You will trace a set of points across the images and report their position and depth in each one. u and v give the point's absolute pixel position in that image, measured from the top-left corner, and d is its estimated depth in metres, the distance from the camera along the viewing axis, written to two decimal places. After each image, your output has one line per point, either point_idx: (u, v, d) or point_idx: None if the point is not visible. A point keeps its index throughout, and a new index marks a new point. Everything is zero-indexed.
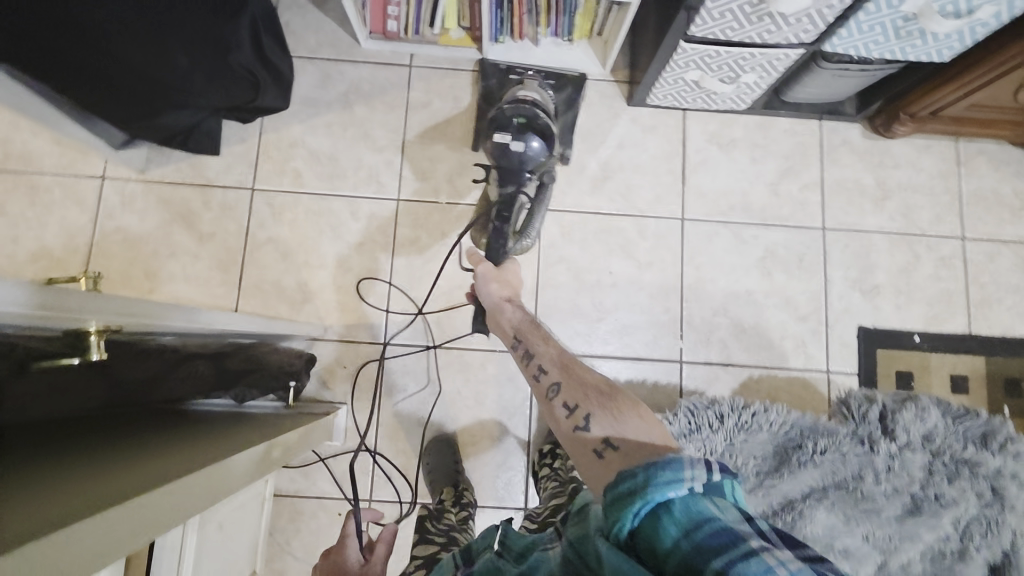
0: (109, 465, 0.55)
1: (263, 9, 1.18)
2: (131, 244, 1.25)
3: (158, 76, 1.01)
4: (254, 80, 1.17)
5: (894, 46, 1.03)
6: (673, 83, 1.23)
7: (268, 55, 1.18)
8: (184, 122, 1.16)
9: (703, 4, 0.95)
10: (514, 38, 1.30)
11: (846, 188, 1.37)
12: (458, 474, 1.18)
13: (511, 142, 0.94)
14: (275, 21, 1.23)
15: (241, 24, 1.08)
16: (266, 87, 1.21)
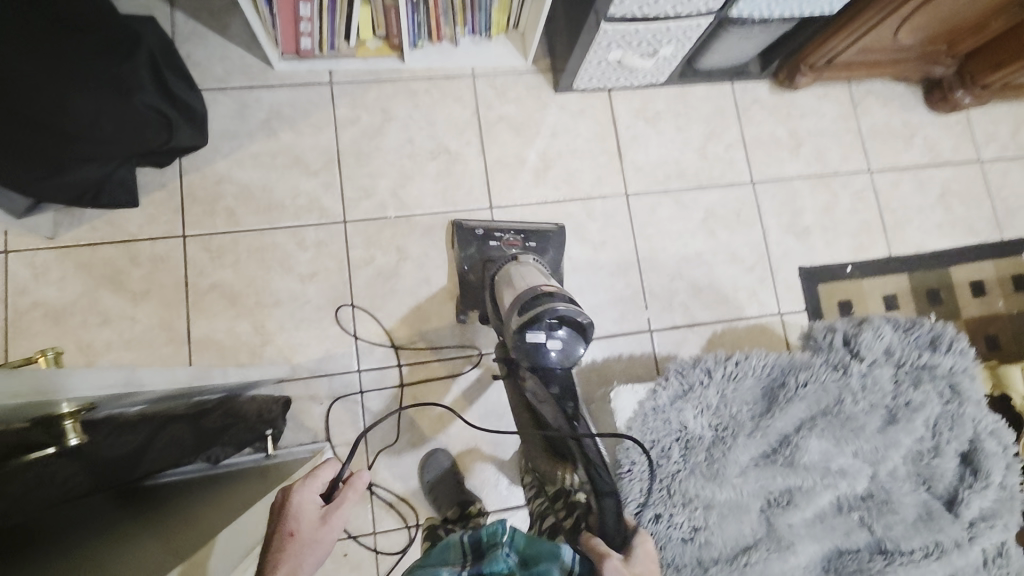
0: (89, 569, 0.49)
1: (160, 43, 1.10)
2: (56, 318, 1.13)
3: (55, 124, 0.91)
4: (166, 119, 1.07)
5: (791, 3, 1.12)
6: (597, 66, 1.26)
7: (175, 91, 1.10)
8: (99, 173, 1.05)
9: None
10: (432, 41, 1.29)
11: (765, 142, 1.47)
12: (464, 494, 1.16)
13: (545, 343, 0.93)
14: (175, 56, 1.15)
15: (140, 61, 1.00)
16: (180, 125, 1.12)
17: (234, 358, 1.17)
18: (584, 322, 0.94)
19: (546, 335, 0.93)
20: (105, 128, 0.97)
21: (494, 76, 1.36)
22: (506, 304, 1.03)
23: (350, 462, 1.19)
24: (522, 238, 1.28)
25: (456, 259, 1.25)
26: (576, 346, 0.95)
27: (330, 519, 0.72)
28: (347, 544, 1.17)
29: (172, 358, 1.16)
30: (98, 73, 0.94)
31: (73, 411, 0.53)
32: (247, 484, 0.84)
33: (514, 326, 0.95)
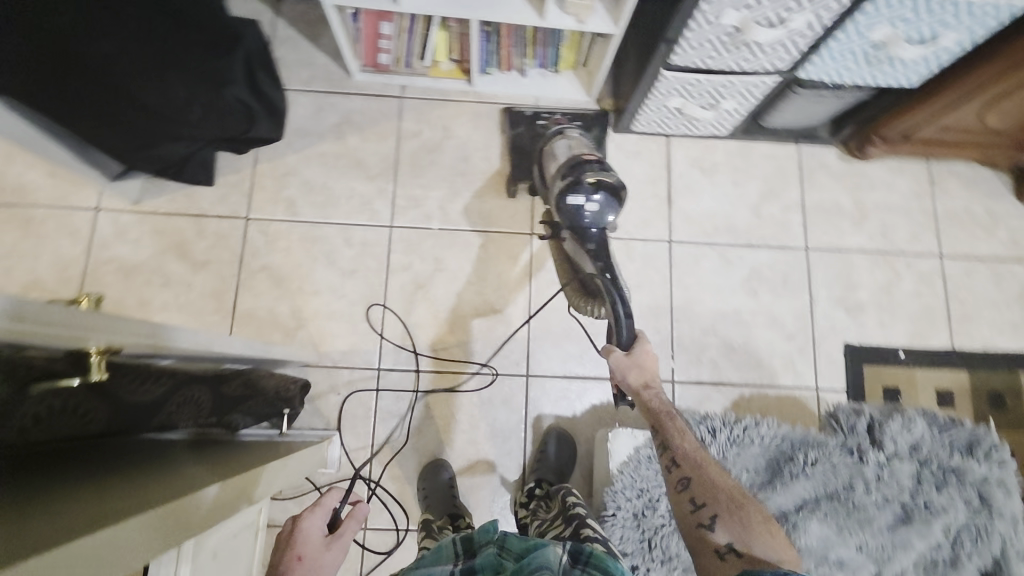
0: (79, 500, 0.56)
1: (259, 42, 1.20)
2: (126, 274, 1.26)
3: (155, 108, 1.02)
4: (248, 111, 1.20)
5: (865, 71, 1.10)
6: (657, 110, 1.27)
7: (262, 88, 1.22)
8: (183, 151, 1.18)
9: (683, 36, 1.01)
10: (502, 69, 1.35)
11: (826, 209, 1.42)
12: (455, 504, 1.16)
13: (585, 203, 0.99)
14: (270, 56, 1.26)
15: (237, 60, 1.12)
16: (260, 118, 1.24)
17: (268, 336, 1.25)
18: (615, 181, 1.00)
19: (584, 199, 0.99)
20: (192, 109, 1.08)
21: (556, 108, 1.40)
22: (552, 174, 1.10)
23: (354, 455, 1.22)
24: (567, 119, 1.36)
25: (506, 139, 1.37)
26: (608, 208, 1.00)
27: (333, 546, 0.92)
28: None
29: (215, 327, 1.25)
30: (196, 63, 1.04)
31: (99, 349, 0.57)
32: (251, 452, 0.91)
33: (558, 190, 1.02)
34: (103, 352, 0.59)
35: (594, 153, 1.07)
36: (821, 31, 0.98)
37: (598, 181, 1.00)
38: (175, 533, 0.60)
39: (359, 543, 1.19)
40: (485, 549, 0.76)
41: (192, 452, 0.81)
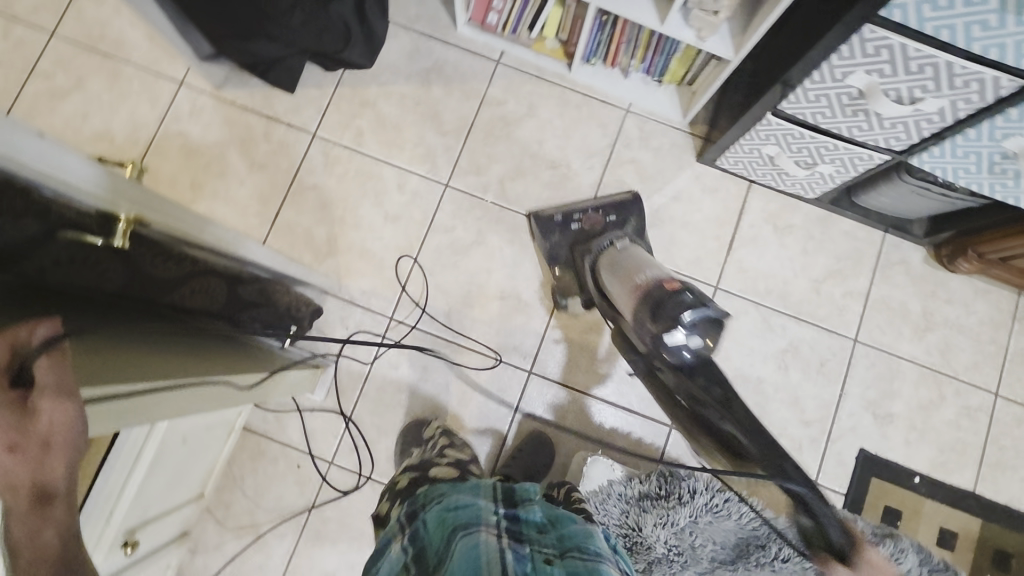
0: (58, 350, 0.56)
1: None
2: (188, 152, 1.29)
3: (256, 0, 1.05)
4: (347, 32, 1.18)
5: (984, 180, 0.98)
6: (748, 152, 1.20)
7: (368, 14, 1.20)
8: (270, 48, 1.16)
9: (802, 83, 0.94)
10: (605, 64, 1.30)
11: (890, 307, 1.32)
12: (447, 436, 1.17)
13: (678, 337, 0.93)
14: None
15: None
16: (356, 42, 1.22)
17: (299, 253, 1.27)
18: (693, 310, 0.93)
19: (680, 333, 0.93)
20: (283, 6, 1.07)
21: (646, 120, 1.34)
22: (625, 303, 1.06)
23: (342, 392, 1.23)
24: (599, 215, 1.28)
25: (540, 250, 1.27)
26: (693, 341, 0.93)
27: None
28: (303, 459, 1.21)
29: (253, 228, 1.28)
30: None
31: (126, 218, 0.58)
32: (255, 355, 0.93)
33: (653, 330, 0.96)
34: (131, 221, 0.60)
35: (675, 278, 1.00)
36: (952, 120, 0.89)
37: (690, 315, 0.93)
38: (136, 407, 0.60)
39: (320, 476, 1.20)
40: (528, 505, 0.77)
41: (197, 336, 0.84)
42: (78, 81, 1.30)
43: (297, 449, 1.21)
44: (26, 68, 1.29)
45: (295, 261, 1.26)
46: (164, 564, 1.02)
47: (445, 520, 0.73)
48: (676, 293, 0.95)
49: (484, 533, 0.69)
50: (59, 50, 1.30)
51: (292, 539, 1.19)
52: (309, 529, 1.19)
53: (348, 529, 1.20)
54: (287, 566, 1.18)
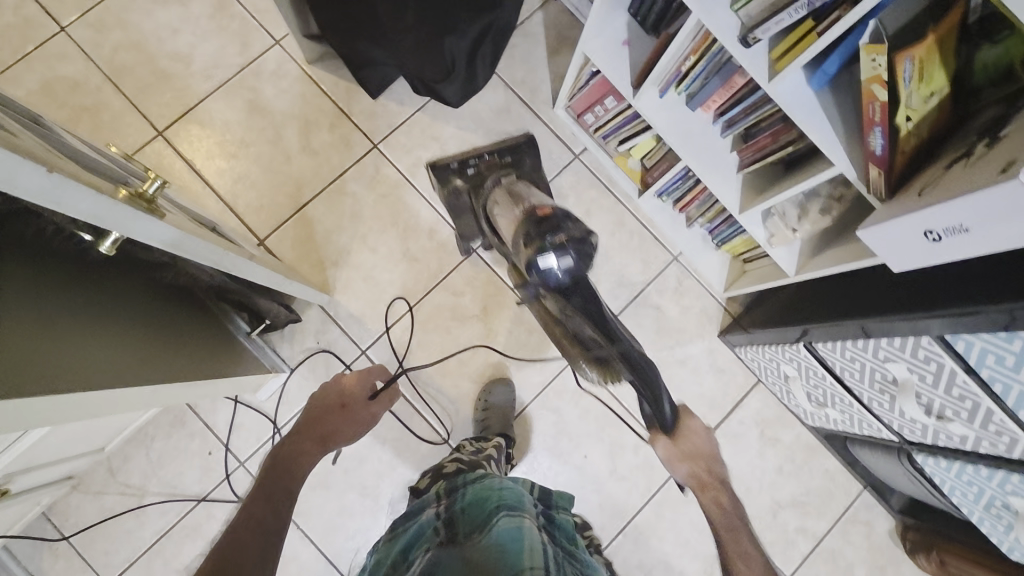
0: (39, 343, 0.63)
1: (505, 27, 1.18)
2: (252, 109, 1.27)
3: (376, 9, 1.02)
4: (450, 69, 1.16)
5: (976, 509, 0.94)
6: (766, 358, 1.17)
7: (476, 61, 1.19)
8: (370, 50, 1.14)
9: (844, 341, 0.90)
10: (675, 205, 1.29)
11: (837, 564, 1.26)
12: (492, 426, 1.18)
13: (547, 265, 1.01)
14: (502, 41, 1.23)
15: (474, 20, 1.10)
16: (454, 82, 1.20)
17: (309, 249, 1.25)
18: (553, 212, 1.05)
19: (551, 263, 1.01)
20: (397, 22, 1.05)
21: (687, 275, 1.33)
22: (507, 236, 1.14)
23: (284, 401, 1.19)
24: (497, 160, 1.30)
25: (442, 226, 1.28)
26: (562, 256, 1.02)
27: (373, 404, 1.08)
28: (216, 449, 1.17)
29: (277, 206, 1.25)
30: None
31: (111, 244, 0.56)
32: (201, 355, 0.95)
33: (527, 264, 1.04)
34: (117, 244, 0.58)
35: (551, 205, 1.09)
36: (969, 451, 0.85)
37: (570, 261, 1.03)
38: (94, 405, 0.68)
39: (226, 471, 1.17)
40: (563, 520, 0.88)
41: (158, 323, 0.86)
42: None
43: (215, 436, 1.17)
44: None
45: (301, 255, 1.24)
46: (32, 501, 0.98)
47: (479, 499, 0.76)
48: (550, 221, 1.04)
49: (526, 520, 0.70)
50: None
51: (170, 520, 1.15)
52: (191, 517, 1.15)
53: None
54: (153, 544, 1.14)
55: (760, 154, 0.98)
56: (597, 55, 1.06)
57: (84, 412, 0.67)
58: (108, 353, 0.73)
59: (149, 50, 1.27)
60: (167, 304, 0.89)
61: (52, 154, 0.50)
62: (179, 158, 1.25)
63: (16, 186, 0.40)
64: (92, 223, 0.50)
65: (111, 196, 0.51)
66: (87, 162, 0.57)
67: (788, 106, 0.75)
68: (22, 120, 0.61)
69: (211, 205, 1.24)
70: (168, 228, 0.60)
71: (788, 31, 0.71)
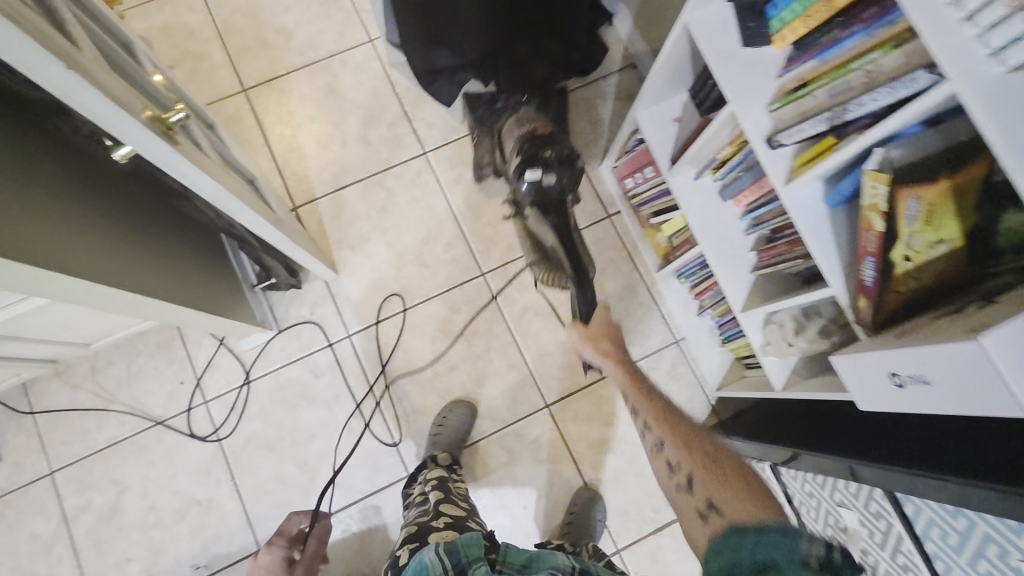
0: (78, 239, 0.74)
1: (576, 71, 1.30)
2: (329, 91, 1.38)
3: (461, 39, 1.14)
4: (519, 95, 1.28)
5: None
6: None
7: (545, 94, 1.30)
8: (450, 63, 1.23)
9: (805, 473, 0.85)
10: (690, 290, 1.27)
11: None
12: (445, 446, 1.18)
13: (535, 179, 1.01)
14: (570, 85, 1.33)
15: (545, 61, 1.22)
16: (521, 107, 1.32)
17: (333, 227, 1.32)
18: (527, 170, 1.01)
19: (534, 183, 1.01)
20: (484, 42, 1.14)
21: (683, 362, 1.30)
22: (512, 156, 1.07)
23: (263, 357, 1.24)
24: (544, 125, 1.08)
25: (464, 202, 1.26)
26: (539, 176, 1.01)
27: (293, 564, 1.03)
28: (188, 381, 1.22)
29: (320, 181, 1.34)
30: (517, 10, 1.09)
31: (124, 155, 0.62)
32: (184, 285, 0.97)
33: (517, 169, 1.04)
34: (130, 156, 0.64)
35: (548, 124, 1.09)
36: None
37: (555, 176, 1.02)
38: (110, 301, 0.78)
39: (188, 404, 1.21)
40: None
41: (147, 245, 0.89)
42: None
43: (191, 368, 1.22)
44: None
45: (326, 230, 1.31)
46: (12, 370, 1.05)
47: None
48: (547, 138, 1.05)
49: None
50: None
51: (125, 433, 1.20)
52: (143, 436, 1.20)
53: (168, 464, 1.19)
54: (102, 450, 1.19)
55: (774, 260, 0.96)
56: (646, 126, 1.10)
57: (59, 295, 0.70)
58: (129, 262, 0.83)
59: (261, 18, 1.41)
60: (156, 235, 0.93)
61: (98, 63, 0.57)
62: (252, 115, 1.36)
63: (31, 71, 0.48)
64: (104, 127, 0.57)
65: (131, 112, 0.58)
66: (140, 79, 0.65)
67: (796, 216, 0.74)
68: (98, 30, 0.69)
69: (264, 163, 1.34)
70: (180, 155, 0.66)
71: (812, 142, 0.71)
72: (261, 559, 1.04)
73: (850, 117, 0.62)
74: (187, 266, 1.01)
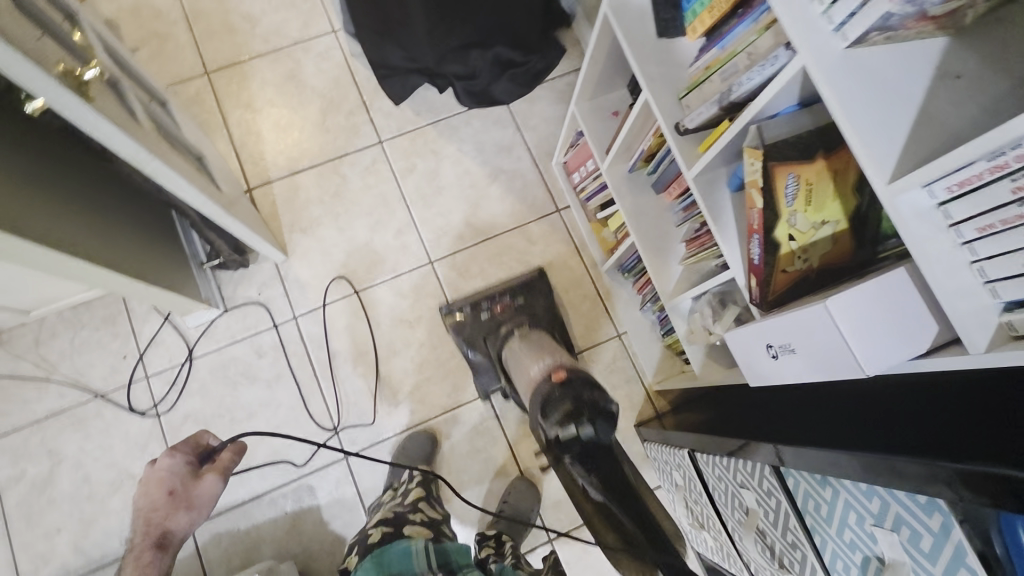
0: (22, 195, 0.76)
1: (531, 66, 1.36)
2: (290, 77, 1.41)
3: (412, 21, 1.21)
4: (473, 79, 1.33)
5: None
6: (664, 460, 1.13)
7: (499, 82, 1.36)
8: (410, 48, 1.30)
9: (713, 459, 0.87)
10: (635, 283, 1.31)
11: None
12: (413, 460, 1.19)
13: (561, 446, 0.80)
14: (528, 79, 1.39)
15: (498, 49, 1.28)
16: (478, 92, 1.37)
17: (286, 210, 1.33)
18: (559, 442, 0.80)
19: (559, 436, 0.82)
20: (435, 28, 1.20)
21: (624, 356, 1.32)
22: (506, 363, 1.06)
23: (208, 334, 1.25)
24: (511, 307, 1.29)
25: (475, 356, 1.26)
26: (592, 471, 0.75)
27: (199, 485, 0.97)
28: (132, 355, 1.23)
29: (276, 165, 1.36)
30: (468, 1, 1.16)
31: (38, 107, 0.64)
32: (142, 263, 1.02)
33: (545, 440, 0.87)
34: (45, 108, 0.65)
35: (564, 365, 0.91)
36: None
37: (594, 431, 0.79)
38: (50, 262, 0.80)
39: (129, 378, 1.22)
40: None
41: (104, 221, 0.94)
42: None
43: (136, 343, 1.24)
44: None
45: (278, 213, 1.33)
46: None
47: None
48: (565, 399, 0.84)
49: None
50: None
51: (64, 405, 1.20)
52: (82, 409, 1.20)
53: (105, 437, 1.20)
54: (39, 420, 1.19)
55: (697, 251, 0.99)
56: (587, 120, 1.13)
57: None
58: (75, 224, 0.86)
59: (227, 4, 1.44)
60: (116, 211, 0.98)
61: (14, 17, 0.59)
62: (212, 98, 1.38)
63: None
64: (12, 77, 0.59)
65: (40, 63, 0.60)
66: (60, 36, 0.67)
67: (701, 199, 0.76)
68: None
69: (221, 145, 1.35)
70: (95, 114, 0.68)
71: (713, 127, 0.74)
72: (160, 463, 0.97)
73: (736, 97, 0.64)
74: (135, 239, 1.03)
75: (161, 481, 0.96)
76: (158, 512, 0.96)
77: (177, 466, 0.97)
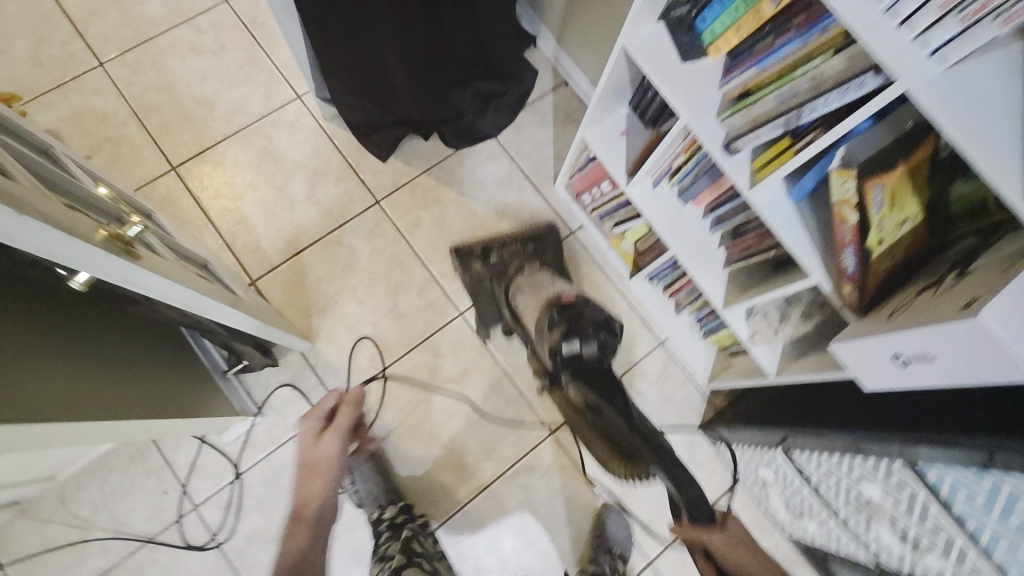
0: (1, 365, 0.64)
1: (507, 93, 1.35)
2: (266, 155, 1.33)
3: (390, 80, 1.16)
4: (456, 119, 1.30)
5: None
6: (745, 457, 1.14)
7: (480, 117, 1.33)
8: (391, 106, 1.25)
9: (820, 454, 0.89)
10: (664, 290, 1.29)
11: None
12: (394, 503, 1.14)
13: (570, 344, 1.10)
14: (507, 106, 1.37)
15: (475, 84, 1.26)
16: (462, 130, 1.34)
17: (298, 294, 1.26)
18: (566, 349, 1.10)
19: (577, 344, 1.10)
20: (420, 91, 1.19)
21: (672, 361, 1.32)
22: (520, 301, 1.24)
23: (250, 445, 1.17)
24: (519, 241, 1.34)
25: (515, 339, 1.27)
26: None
27: (325, 446, 1.03)
28: (173, 489, 1.14)
29: (275, 250, 1.28)
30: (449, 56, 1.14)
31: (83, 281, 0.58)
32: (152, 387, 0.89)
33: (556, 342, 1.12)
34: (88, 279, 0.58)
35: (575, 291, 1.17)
36: None
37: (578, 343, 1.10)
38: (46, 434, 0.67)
39: (178, 513, 1.12)
40: None
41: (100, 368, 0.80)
42: (219, 47, 1.39)
43: (174, 475, 1.14)
44: (188, 14, 1.40)
45: (291, 300, 1.26)
46: None
47: None
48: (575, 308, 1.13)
49: None
50: (222, 15, 1.41)
51: (112, 561, 1.10)
52: (133, 559, 1.10)
53: None
54: None
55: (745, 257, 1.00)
56: (596, 143, 1.10)
57: None
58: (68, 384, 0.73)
59: (177, 92, 1.35)
60: (110, 348, 0.84)
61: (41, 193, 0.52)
62: (188, 194, 1.29)
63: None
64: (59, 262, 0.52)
65: (82, 238, 0.53)
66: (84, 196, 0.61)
67: (768, 216, 0.76)
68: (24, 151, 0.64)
69: (211, 242, 1.27)
70: (146, 269, 0.61)
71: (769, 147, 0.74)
72: (306, 436, 1.05)
73: (805, 121, 0.64)
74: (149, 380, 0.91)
75: (310, 457, 1.02)
76: (304, 482, 1.01)
77: (324, 447, 1.02)
